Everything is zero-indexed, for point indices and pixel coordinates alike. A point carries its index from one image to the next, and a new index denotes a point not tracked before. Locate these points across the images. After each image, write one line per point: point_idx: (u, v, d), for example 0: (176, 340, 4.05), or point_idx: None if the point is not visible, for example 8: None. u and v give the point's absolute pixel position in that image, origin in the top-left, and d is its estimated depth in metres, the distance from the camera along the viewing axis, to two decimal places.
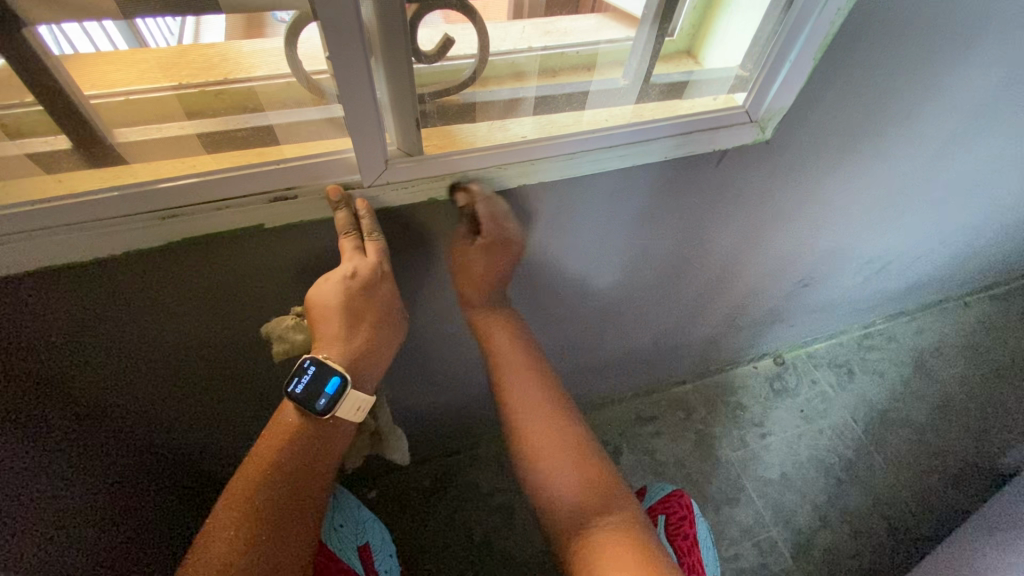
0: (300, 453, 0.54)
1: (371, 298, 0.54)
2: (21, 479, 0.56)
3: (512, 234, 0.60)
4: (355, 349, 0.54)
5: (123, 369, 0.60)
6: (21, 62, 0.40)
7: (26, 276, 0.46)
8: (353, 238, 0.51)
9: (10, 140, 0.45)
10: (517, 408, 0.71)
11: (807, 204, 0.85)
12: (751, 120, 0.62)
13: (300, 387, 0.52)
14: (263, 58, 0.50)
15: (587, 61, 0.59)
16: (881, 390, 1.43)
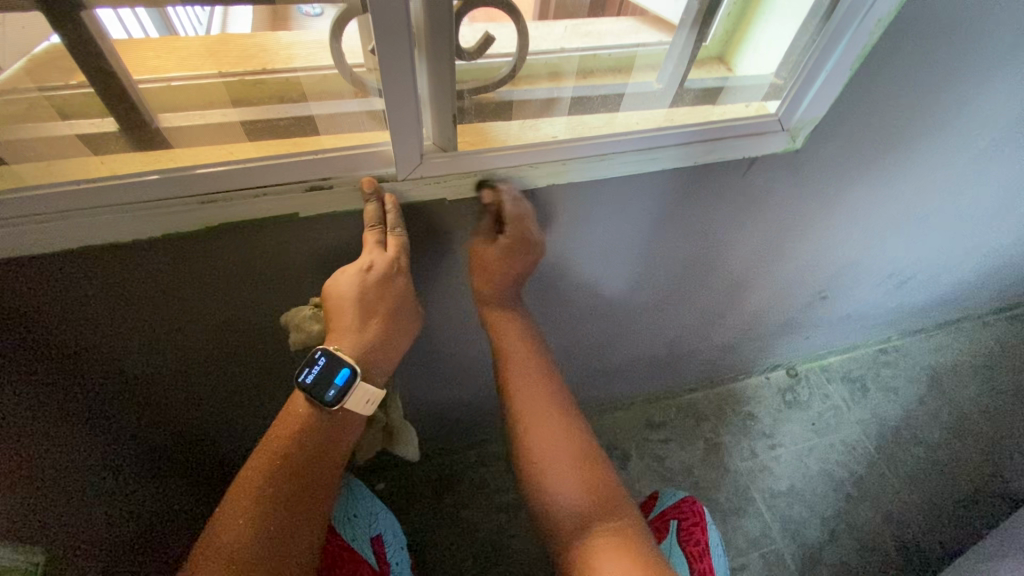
0: (311, 443, 0.54)
1: (385, 292, 0.53)
2: (50, 453, 0.58)
3: (534, 235, 0.59)
4: (366, 341, 0.53)
5: (149, 350, 0.61)
6: (78, 43, 0.43)
7: (64, 255, 0.47)
8: (377, 231, 0.52)
9: (62, 120, 0.47)
10: (525, 411, 0.69)
11: (832, 215, 0.85)
12: (783, 128, 0.62)
13: (310, 376, 0.52)
14: (299, 50, 0.50)
15: (623, 64, 0.59)
16: (895, 407, 1.42)
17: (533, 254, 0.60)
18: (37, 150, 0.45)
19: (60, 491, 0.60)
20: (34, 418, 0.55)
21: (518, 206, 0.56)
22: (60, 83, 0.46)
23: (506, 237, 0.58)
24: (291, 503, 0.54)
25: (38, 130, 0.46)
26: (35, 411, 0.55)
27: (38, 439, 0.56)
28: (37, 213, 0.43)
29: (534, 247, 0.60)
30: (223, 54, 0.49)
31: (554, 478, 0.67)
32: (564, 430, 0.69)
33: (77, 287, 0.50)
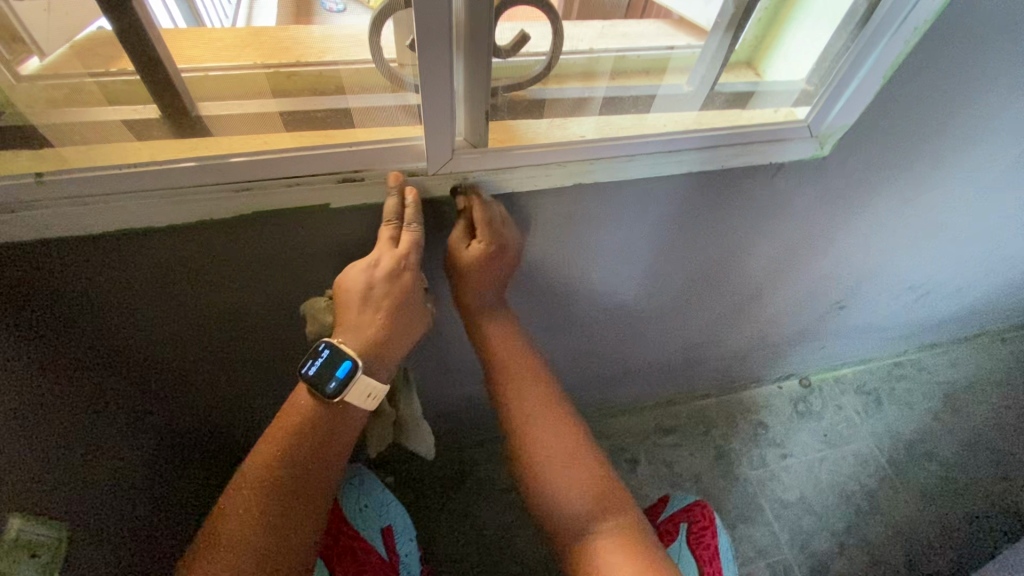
0: (314, 436, 0.55)
1: (391, 289, 0.53)
2: (71, 428, 0.59)
3: (507, 240, 0.56)
4: (371, 337, 0.53)
5: (167, 332, 0.61)
6: (128, 32, 0.43)
7: (95, 236, 0.48)
8: (393, 227, 0.52)
9: (108, 105, 0.48)
10: (526, 408, 0.70)
11: (853, 224, 0.84)
12: (811, 135, 0.62)
13: (314, 368, 0.53)
14: (334, 43, 0.49)
15: (656, 65, 0.58)
16: (909, 421, 1.40)
17: (503, 260, 0.57)
18: (81, 135, 0.47)
19: (83, 466, 0.61)
20: (58, 392, 0.56)
21: (488, 211, 0.53)
22: (104, 69, 0.46)
23: (479, 242, 0.54)
24: (291, 496, 0.54)
25: (83, 116, 0.47)
26: (59, 385, 0.56)
27: (59, 414, 0.57)
28: (80, 196, 0.45)
29: (508, 251, 0.57)
30: (259, 46, 0.49)
31: (555, 477, 0.67)
32: (566, 428, 0.70)
33: (102, 267, 0.51)
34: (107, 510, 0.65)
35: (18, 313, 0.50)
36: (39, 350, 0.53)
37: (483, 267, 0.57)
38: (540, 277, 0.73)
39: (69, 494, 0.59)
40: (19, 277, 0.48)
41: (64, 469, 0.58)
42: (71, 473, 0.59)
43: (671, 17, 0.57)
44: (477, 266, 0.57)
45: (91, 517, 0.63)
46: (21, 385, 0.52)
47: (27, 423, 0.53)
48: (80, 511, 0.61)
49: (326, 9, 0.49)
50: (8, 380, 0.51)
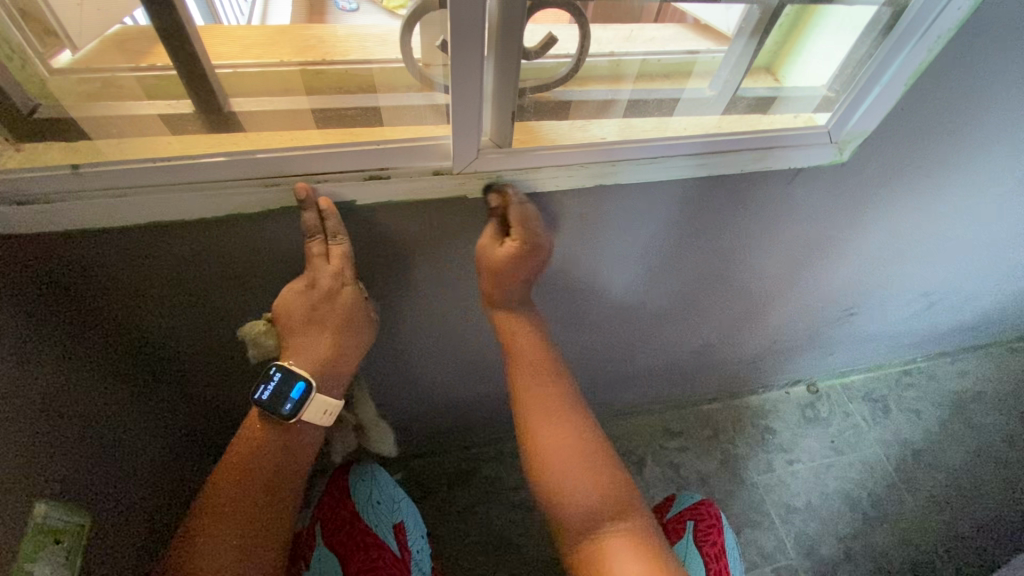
0: (272, 456, 0.56)
1: (332, 307, 0.54)
2: (88, 414, 0.59)
3: (540, 238, 0.56)
4: (319, 354, 0.55)
5: (182, 322, 0.62)
6: (165, 29, 0.43)
7: (121, 226, 0.49)
8: (320, 243, 0.51)
9: (146, 99, 0.49)
10: (529, 412, 0.69)
11: (868, 230, 0.84)
12: (831, 141, 0.62)
13: (266, 393, 0.54)
14: (356, 42, 0.52)
15: (683, 68, 0.58)
16: (917, 429, 1.39)
17: (538, 258, 0.58)
18: (116, 129, 0.47)
19: (98, 454, 0.62)
20: (76, 378, 0.57)
21: (522, 210, 0.53)
22: (149, 64, 0.48)
23: (512, 240, 0.55)
24: (253, 516, 0.55)
25: (117, 110, 0.48)
26: (78, 371, 0.57)
27: (77, 400, 0.58)
28: (113, 188, 0.46)
29: (541, 251, 0.57)
30: (286, 45, 0.51)
31: (561, 481, 0.66)
32: (564, 430, 0.68)
33: (123, 256, 0.52)
34: (122, 498, 0.66)
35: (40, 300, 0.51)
36: (60, 338, 0.54)
37: (517, 264, 0.57)
38: (555, 277, 0.73)
39: (85, 481, 0.59)
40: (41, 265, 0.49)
41: (82, 455, 0.59)
42: (88, 459, 0.60)
43: (688, 23, 0.58)
44: (511, 265, 0.57)
45: (107, 504, 0.63)
46: (42, 372, 0.53)
47: (48, 409, 0.54)
48: (97, 499, 0.61)
49: (339, 8, 0.54)
50: (31, 365, 0.51)
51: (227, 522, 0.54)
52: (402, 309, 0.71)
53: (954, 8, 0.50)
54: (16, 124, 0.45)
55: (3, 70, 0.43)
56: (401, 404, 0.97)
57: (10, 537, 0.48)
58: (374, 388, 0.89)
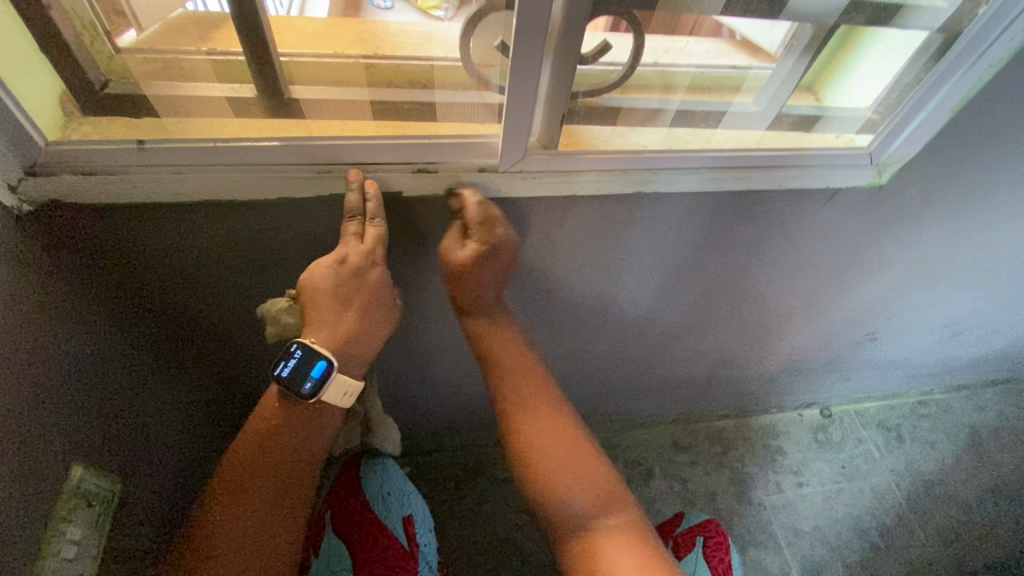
0: (286, 443, 0.56)
1: (359, 285, 0.53)
2: (119, 382, 0.60)
3: (504, 240, 0.55)
4: (342, 333, 0.54)
5: (210, 296, 0.62)
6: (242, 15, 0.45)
7: (174, 206, 0.50)
8: (357, 222, 0.52)
9: (217, 81, 0.50)
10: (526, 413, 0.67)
11: (897, 254, 0.84)
12: (871, 163, 0.63)
13: (286, 370, 0.52)
14: (407, 40, 0.52)
15: (734, 81, 0.57)
16: (930, 461, 1.38)
17: (505, 259, 0.57)
18: (185, 108, 0.49)
19: (126, 422, 0.62)
20: (108, 344, 0.58)
21: (478, 211, 0.52)
22: (229, 48, 0.49)
23: (471, 241, 0.55)
24: (273, 497, 0.56)
25: (180, 90, 0.49)
26: (109, 338, 0.58)
27: (110, 366, 0.58)
28: (173, 164, 0.48)
29: (505, 251, 0.56)
30: (337, 38, 0.51)
31: (562, 482, 0.64)
32: (571, 437, 0.67)
33: (164, 229, 0.53)
34: (145, 469, 0.66)
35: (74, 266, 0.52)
36: (91, 305, 0.55)
37: (474, 269, 0.57)
38: (581, 281, 0.74)
39: (113, 448, 0.60)
40: (83, 231, 0.51)
41: (112, 422, 0.59)
42: (117, 428, 0.60)
43: (723, 36, 0.56)
44: (470, 266, 0.56)
45: (132, 473, 0.63)
46: (75, 336, 0.53)
47: (85, 375, 0.55)
48: (123, 467, 0.62)
49: (374, 4, 0.53)
50: (64, 331, 0.52)
51: (250, 501, 0.55)
52: (428, 301, 0.71)
53: (1010, 36, 0.51)
54: (87, 97, 0.47)
55: (81, 45, 0.45)
56: (416, 397, 0.98)
57: (46, 495, 0.50)
58: (390, 379, 0.89)
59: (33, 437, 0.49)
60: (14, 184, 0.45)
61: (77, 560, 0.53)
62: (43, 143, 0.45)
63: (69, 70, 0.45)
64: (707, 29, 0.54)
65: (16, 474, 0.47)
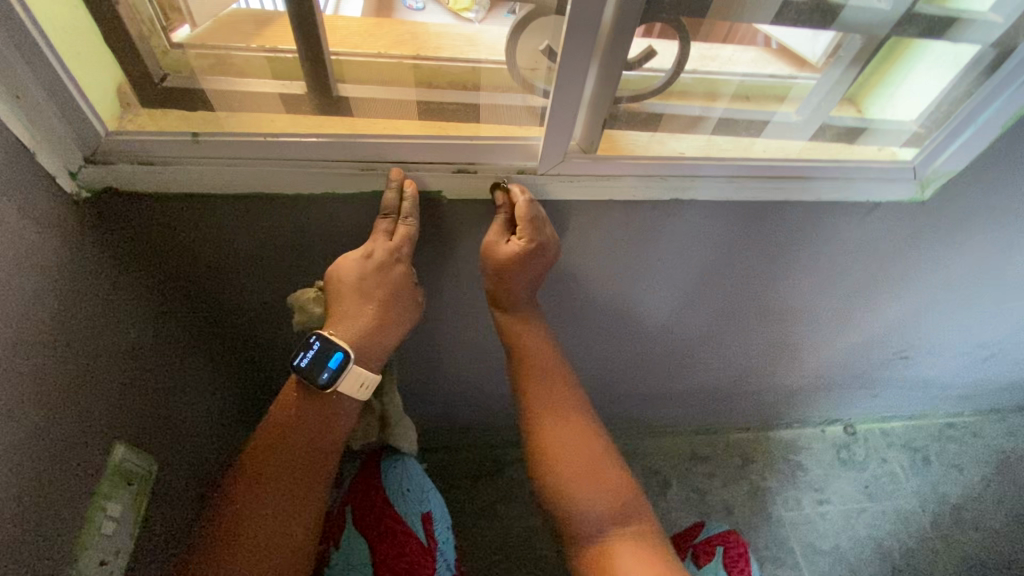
0: (302, 435, 0.57)
1: (382, 281, 0.54)
2: (156, 361, 0.61)
3: (547, 240, 0.54)
4: (359, 327, 0.54)
5: (244, 279, 0.63)
6: (301, 17, 0.46)
7: (223, 197, 0.52)
8: (389, 221, 0.53)
9: (272, 78, 0.51)
10: (545, 417, 0.67)
11: (933, 271, 0.82)
12: (914, 177, 0.61)
13: (304, 360, 0.53)
14: (448, 41, 0.52)
15: (779, 91, 0.57)
16: (957, 485, 1.34)
17: (546, 258, 0.56)
18: (237, 103, 0.51)
19: (162, 401, 0.63)
20: (146, 323, 0.59)
21: (529, 209, 0.52)
22: (283, 46, 0.50)
23: (517, 238, 0.53)
24: (294, 486, 0.57)
25: (236, 85, 0.51)
26: (147, 317, 0.59)
27: (147, 345, 0.60)
28: (223, 157, 0.49)
29: (548, 250, 0.55)
30: (383, 38, 0.52)
31: (576, 487, 0.64)
32: (592, 446, 0.67)
33: (204, 215, 0.54)
34: (179, 446, 0.67)
35: (115, 246, 0.53)
36: (132, 285, 0.56)
37: (522, 267, 0.56)
38: (611, 285, 0.74)
39: (150, 425, 0.61)
40: (131, 219, 0.52)
41: (149, 400, 0.61)
42: (153, 405, 0.62)
43: (761, 44, 0.54)
44: (515, 264, 0.55)
45: (166, 450, 0.65)
46: (115, 316, 0.55)
47: (126, 353, 0.57)
48: (158, 445, 0.63)
49: (406, 5, 0.53)
50: (107, 311, 0.53)
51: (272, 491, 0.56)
52: (456, 299, 0.72)
53: None
54: (144, 89, 0.49)
55: (144, 39, 0.47)
56: (438, 394, 0.98)
57: (86, 470, 0.52)
58: (414, 376, 0.90)
59: (75, 412, 0.50)
60: (75, 170, 0.47)
61: (114, 537, 0.55)
62: (103, 131, 0.47)
63: (131, 63, 0.47)
64: (744, 39, 0.53)
65: (60, 446, 0.49)
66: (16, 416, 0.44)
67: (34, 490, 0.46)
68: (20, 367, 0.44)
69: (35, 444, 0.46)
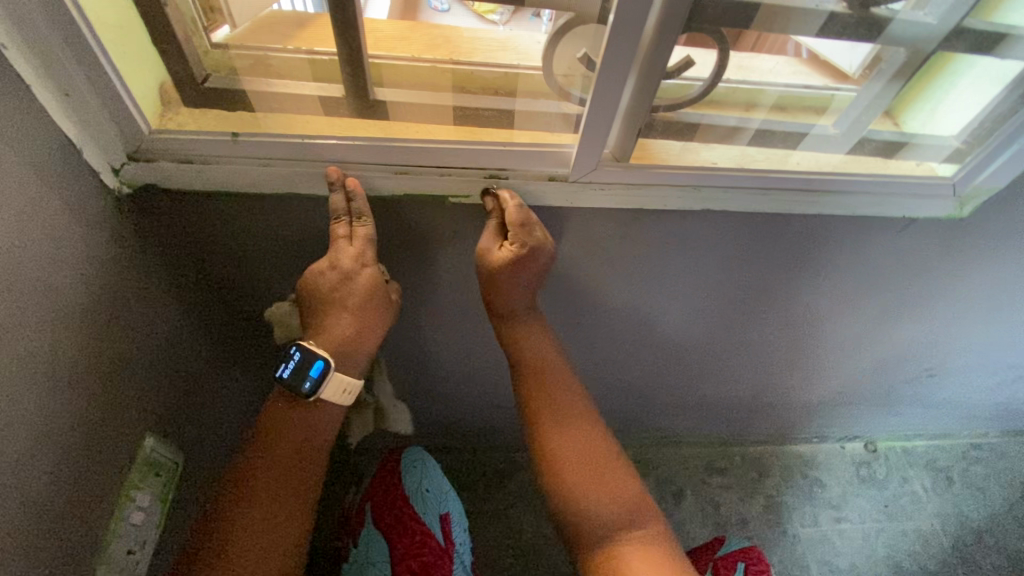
0: (291, 441, 0.56)
1: (350, 288, 0.53)
2: (178, 355, 0.62)
3: (542, 247, 0.54)
4: (336, 336, 0.54)
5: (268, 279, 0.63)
6: (343, 24, 0.47)
7: (258, 196, 0.53)
8: (345, 224, 0.52)
9: (313, 82, 0.52)
10: (569, 423, 0.66)
11: (967, 288, 0.80)
12: (953, 193, 0.60)
13: (286, 371, 0.54)
14: (480, 45, 0.53)
15: (820, 103, 0.56)
16: (981, 508, 1.30)
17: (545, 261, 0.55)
18: (276, 104, 0.52)
19: (184, 394, 0.64)
20: (170, 319, 0.60)
21: (518, 213, 0.51)
22: (323, 49, 0.51)
23: (509, 245, 0.53)
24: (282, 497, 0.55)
25: (277, 87, 0.51)
26: (171, 313, 0.60)
27: (171, 341, 0.61)
28: (260, 157, 0.50)
29: (542, 257, 0.55)
30: (415, 41, 0.53)
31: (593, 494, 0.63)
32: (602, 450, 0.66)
33: (231, 215, 0.54)
34: (200, 440, 0.69)
35: (144, 242, 0.54)
36: (157, 281, 0.57)
37: (520, 273, 0.56)
38: (636, 293, 0.73)
39: (173, 418, 0.62)
40: (163, 215, 0.53)
41: (173, 393, 0.62)
42: (177, 399, 0.63)
43: (801, 54, 0.55)
44: (508, 270, 0.55)
45: (188, 444, 0.66)
46: (145, 312, 0.56)
47: (154, 348, 0.58)
48: (181, 438, 0.64)
49: (431, 7, 0.56)
50: (138, 307, 0.54)
51: (258, 502, 0.54)
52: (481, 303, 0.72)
53: None
54: (187, 88, 0.50)
55: (190, 40, 0.48)
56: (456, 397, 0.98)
57: (117, 463, 0.53)
58: (433, 378, 0.90)
59: (108, 407, 0.52)
60: (117, 167, 0.48)
61: (142, 528, 0.57)
62: (147, 130, 0.48)
63: (176, 63, 0.48)
64: (777, 46, 0.54)
65: (91, 439, 0.50)
66: (53, 410, 0.45)
67: (68, 481, 0.47)
68: (60, 361, 0.45)
69: (70, 436, 0.47)
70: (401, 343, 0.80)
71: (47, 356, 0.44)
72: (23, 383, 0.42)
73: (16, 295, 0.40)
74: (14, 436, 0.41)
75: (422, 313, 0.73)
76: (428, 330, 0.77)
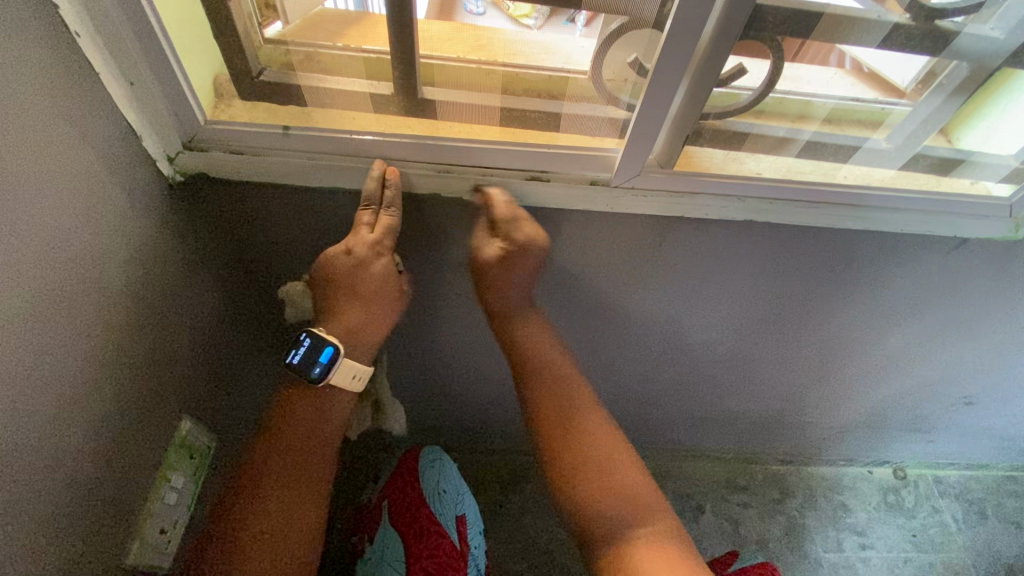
0: (298, 433, 0.56)
1: (364, 276, 0.53)
2: (215, 342, 0.64)
3: (532, 244, 0.54)
4: (349, 323, 0.55)
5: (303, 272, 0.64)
6: (400, 24, 0.47)
7: (305, 189, 0.54)
8: (371, 212, 0.52)
9: (365, 78, 0.52)
10: (594, 431, 0.65)
11: (1013, 314, 0.77)
12: (1009, 214, 0.58)
13: (297, 357, 0.54)
14: (527, 49, 0.51)
15: (875, 117, 0.54)
16: (1016, 543, 1.25)
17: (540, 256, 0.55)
18: (329, 100, 0.53)
19: (219, 380, 0.66)
20: (208, 306, 0.61)
21: (504, 208, 0.52)
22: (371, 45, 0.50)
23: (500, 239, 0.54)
24: (292, 485, 0.55)
25: (327, 83, 0.52)
26: (210, 300, 0.61)
27: (209, 327, 0.62)
28: (311, 151, 0.51)
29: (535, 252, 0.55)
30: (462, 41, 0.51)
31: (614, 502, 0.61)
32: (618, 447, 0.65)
33: (276, 207, 0.56)
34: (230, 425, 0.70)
35: (189, 231, 0.56)
36: (199, 268, 0.58)
37: (513, 271, 0.57)
38: (669, 303, 0.72)
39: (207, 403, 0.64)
40: (208, 205, 0.55)
41: (208, 378, 0.63)
42: (212, 384, 0.64)
43: (846, 65, 0.53)
44: (499, 265, 0.56)
45: (219, 429, 0.67)
46: (188, 298, 0.57)
47: (194, 333, 0.59)
48: (213, 423, 0.66)
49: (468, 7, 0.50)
50: (181, 293, 0.56)
51: (268, 495, 0.54)
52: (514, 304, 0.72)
53: None
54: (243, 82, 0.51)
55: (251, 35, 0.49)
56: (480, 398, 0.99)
57: (154, 444, 0.55)
58: (460, 378, 0.91)
59: (150, 388, 0.53)
60: (172, 156, 0.50)
61: (175, 507, 0.58)
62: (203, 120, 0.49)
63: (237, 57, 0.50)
64: (818, 56, 0.51)
65: (133, 420, 0.51)
66: (101, 388, 0.47)
67: (110, 458, 0.49)
68: (110, 340, 0.47)
69: (116, 415, 0.49)
70: (429, 341, 0.80)
71: (98, 336, 0.45)
72: (77, 362, 0.43)
73: (78, 275, 0.43)
74: (66, 413, 0.43)
75: (453, 312, 0.74)
76: (459, 329, 0.78)
